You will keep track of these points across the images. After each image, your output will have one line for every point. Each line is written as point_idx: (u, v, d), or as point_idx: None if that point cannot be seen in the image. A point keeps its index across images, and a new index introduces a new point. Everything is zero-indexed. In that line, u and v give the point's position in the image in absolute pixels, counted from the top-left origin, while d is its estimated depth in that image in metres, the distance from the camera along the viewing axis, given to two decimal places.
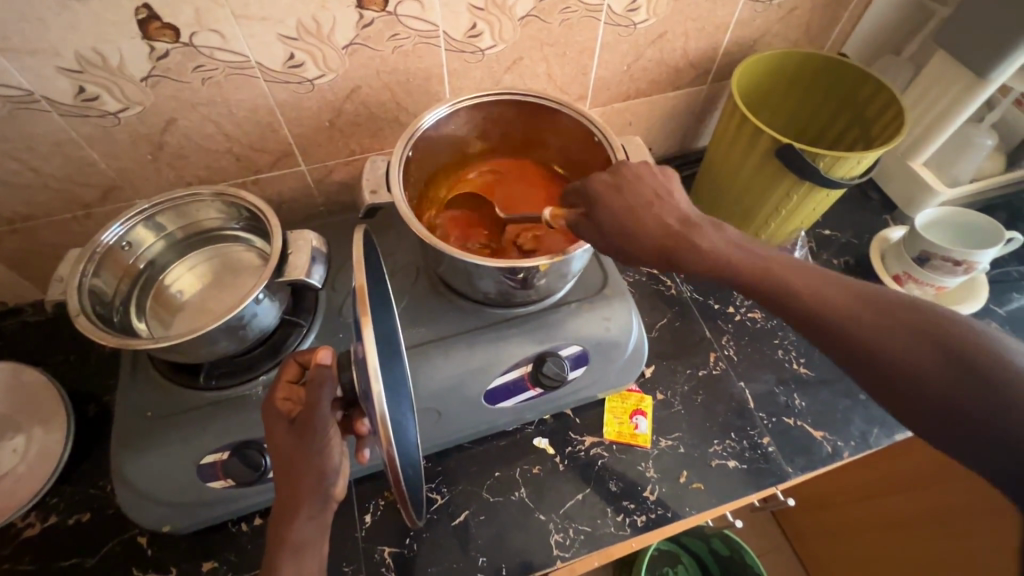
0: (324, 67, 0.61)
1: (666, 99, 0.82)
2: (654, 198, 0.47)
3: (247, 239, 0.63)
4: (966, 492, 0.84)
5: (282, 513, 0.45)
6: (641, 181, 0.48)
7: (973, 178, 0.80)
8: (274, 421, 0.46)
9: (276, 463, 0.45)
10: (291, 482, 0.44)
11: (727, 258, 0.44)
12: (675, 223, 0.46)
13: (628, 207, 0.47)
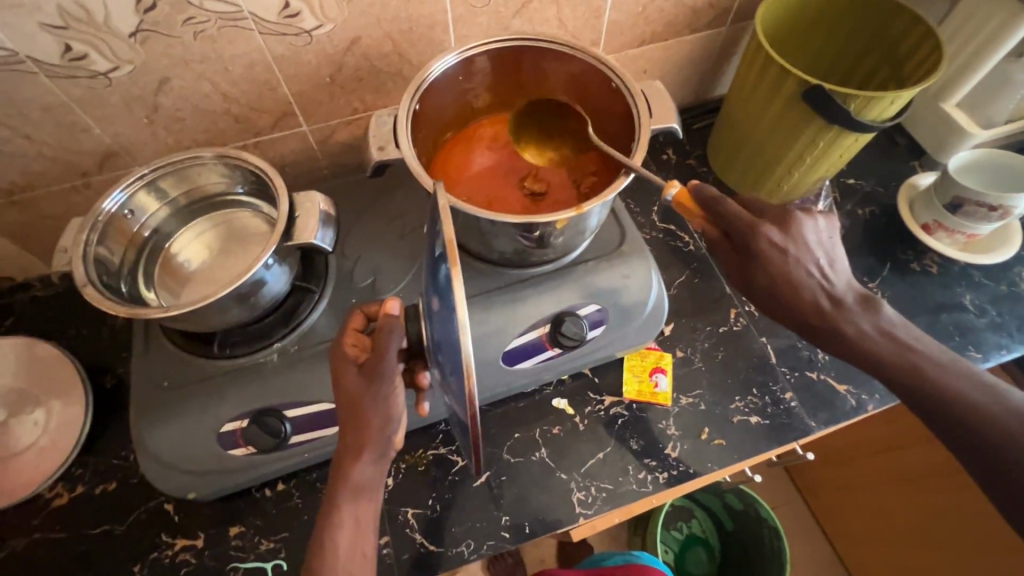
0: (322, 17, 0.58)
1: (683, 43, 0.78)
2: (812, 268, 0.47)
3: (253, 204, 0.61)
4: None
5: (350, 454, 0.46)
6: (807, 245, 0.46)
7: (1009, 118, 0.76)
8: (344, 365, 0.47)
9: (341, 405, 0.46)
10: (358, 424, 0.46)
11: (875, 352, 0.46)
12: (827, 302, 0.47)
13: (783, 270, 0.46)
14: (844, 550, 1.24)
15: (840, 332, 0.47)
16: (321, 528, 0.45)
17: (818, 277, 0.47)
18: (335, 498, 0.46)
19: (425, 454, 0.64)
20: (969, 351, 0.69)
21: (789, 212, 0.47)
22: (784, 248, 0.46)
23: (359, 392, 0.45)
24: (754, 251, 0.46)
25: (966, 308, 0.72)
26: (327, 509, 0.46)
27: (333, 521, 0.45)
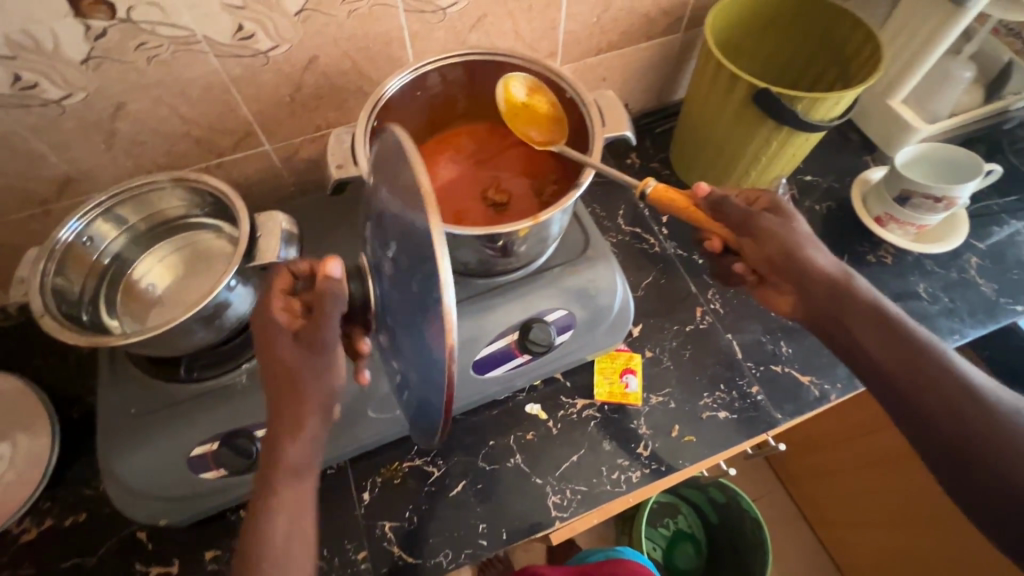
0: (277, 38, 0.58)
1: (639, 50, 0.80)
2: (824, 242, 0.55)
3: (215, 225, 0.61)
4: None
5: (290, 424, 0.46)
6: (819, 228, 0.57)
7: (952, 113, 0.79)
8: (274, 333, 0.46)
9: (275, 377, 0.46)
10: (295, 399, 0.46)
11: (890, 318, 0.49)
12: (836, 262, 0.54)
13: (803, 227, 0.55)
14: (826, 536, 1.27)
15: (857, 296, 0.51)
16: (261, 502, 0.45)
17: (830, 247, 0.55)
18: (274, 471, 0.46)
19: (401, 466, 0.64)
20: None
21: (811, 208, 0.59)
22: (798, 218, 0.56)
23: (295, 362, 0.46)
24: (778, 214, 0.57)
25: (920, 296, 0.74)
26: (268, 485, 0.46)
27: (273, 495, 0.46)
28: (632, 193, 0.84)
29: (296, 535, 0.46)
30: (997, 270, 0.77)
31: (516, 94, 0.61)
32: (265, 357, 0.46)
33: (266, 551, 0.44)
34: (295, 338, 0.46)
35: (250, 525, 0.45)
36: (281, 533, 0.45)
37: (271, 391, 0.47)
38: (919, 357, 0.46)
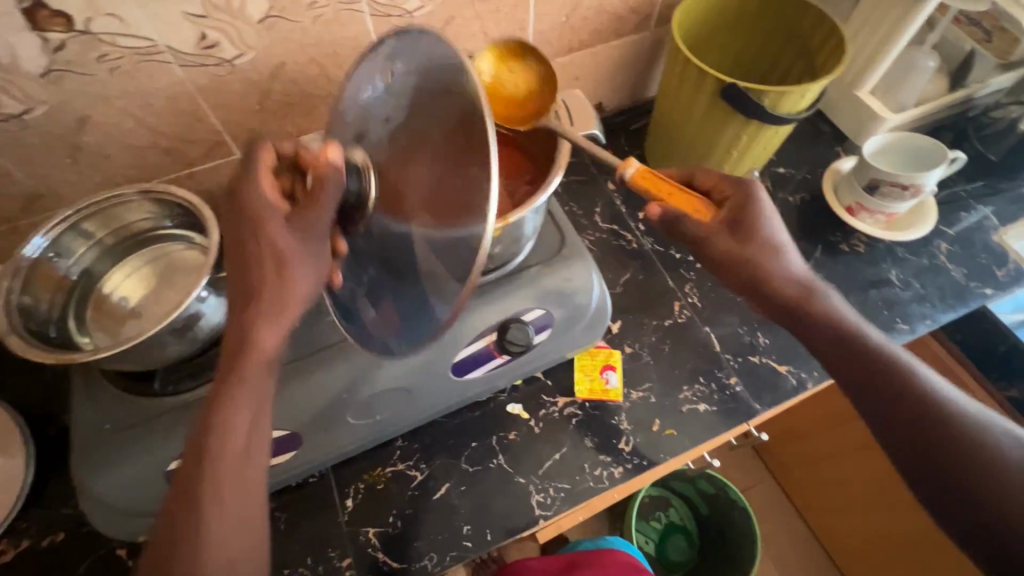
0: (242, 46, 0.58)
1: (610, 48, 0.80)
2: (782, 252, 0.52)
3: (185, 236, 0.60)
4: None
5: (271, 304, 0.44)
6: (779, 229, 0.53)
7: (918, 102, 0.80)
8: (265, 211, 0.44)
9: (257, 254, 0.44)
10: (276, 281, 0.44)
11: (862, 343, 0.48)
12: (793, 277, 0.51)
13: (758, 238, 0.52)
14: (814, 522, 1.28)
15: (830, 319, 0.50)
16: (224, 395, 0.43)
17: (788, 257, 0.52)
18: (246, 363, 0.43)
19: (384, 471, 0.64)
20: (896, 323, 0.73)
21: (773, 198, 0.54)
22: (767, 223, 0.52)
23: (286, 247, 0.44)
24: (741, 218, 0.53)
25: (893, 282, 0.76)
26: (235, 376, 0.43)
27: (236, 392, 0.43)
28: (609, 190, 0.85)
29: (254, 442, 0.43)
30: (966, 255, 0.78)
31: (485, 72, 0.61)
32: (251, 233, 0.44)
33: (219, 454, 0.41)
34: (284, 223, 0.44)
35: (208, 421, 0.42)
36: (239, 437, 0.42)
37: (251, 270, 0.44)
38: (891, 387, 0.45)
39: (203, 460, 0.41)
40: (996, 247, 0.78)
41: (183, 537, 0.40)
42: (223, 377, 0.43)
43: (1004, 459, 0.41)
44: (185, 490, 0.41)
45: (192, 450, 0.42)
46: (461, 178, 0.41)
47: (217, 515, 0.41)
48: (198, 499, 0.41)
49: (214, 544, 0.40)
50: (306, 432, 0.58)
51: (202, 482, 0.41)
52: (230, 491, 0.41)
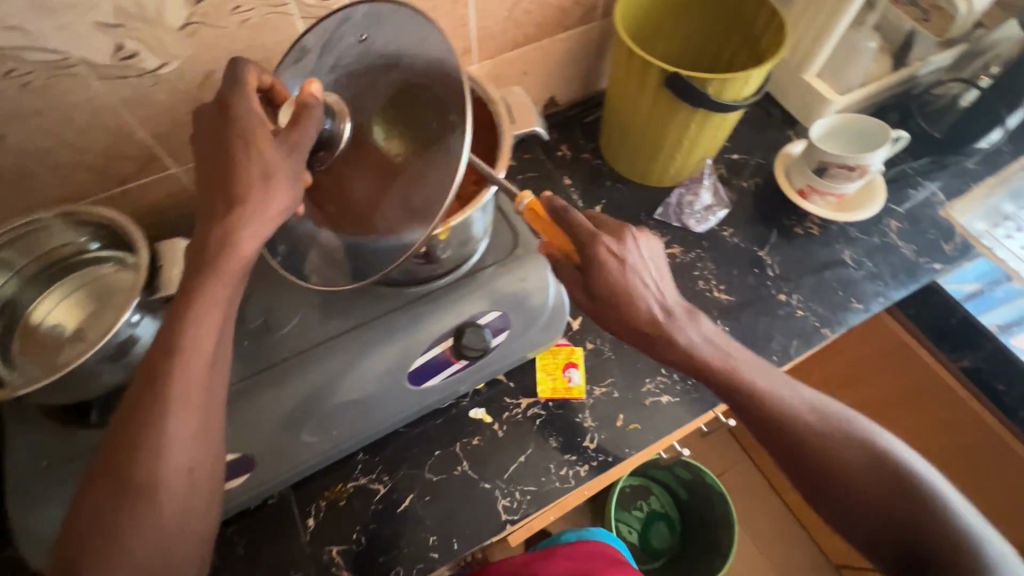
0: (164, 55, 0.55)
1: (557, 41, 0.79)
2: (644, 287, 0.48)
3: (115, 256, 0.57)
4: (899, 383, 0.88)
5: (232, 233, 0.41)
6: (639, 260, 0.48)
7: (863, 82, 0.81)
8: (254, 125, 0.42)
9: (241, 162, 0.41)
10: (260, 192, 0.41)
11: (744, 386, 0.49)
12: (659, 314, 0.49)
13: (619, 277, 0.48)
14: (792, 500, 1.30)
15: (715, 366, 0.49)
16: (179, 328, 0.42)
17: (651, 291, 0.49)
18: (202, 292, 0.42)
19: (346, 487, 0.62)
20: (851, 303, 0.74)
21: (624, 224, 0.49)
22: (626, 263, 0.48)
23: (269, 168, 0.42)
24: (593, 259, 0.48)
25: (846, 263, 0.77)
26: (190, 308, 0.42)
27: (193, 326, 0.42)
28: (565, 185, 0.84)
29: (208, 382, 0.43)
30: (915, 231, 0.80)
31: None
32: (232, 148, 0.42)
33: (175, 394, 0.41)
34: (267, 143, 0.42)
35: (163, 358, 0.41)
36: (192, 376, 0.42)
37: (236, 181, 0.41)
38: (774, 417, 0.48)
39: (157, 398, 0.41)
40: (944, 223, 0.80)
41: (138, 473, 0.40)
42: (177, 308, 0.42)
43: (872, 465, 0.46)
44: (137, 426, 0.41)
45: (146, 385, 0.41)
46: (441, 129, 0.46)
47: (172, 455, 0.41)
48: (152, 435, 0.41)
49: (170, 482, 0.41)
50: (260, 454, 0.56)
51: (156, 420, 0.41)
52: (183, 431, 0.42)
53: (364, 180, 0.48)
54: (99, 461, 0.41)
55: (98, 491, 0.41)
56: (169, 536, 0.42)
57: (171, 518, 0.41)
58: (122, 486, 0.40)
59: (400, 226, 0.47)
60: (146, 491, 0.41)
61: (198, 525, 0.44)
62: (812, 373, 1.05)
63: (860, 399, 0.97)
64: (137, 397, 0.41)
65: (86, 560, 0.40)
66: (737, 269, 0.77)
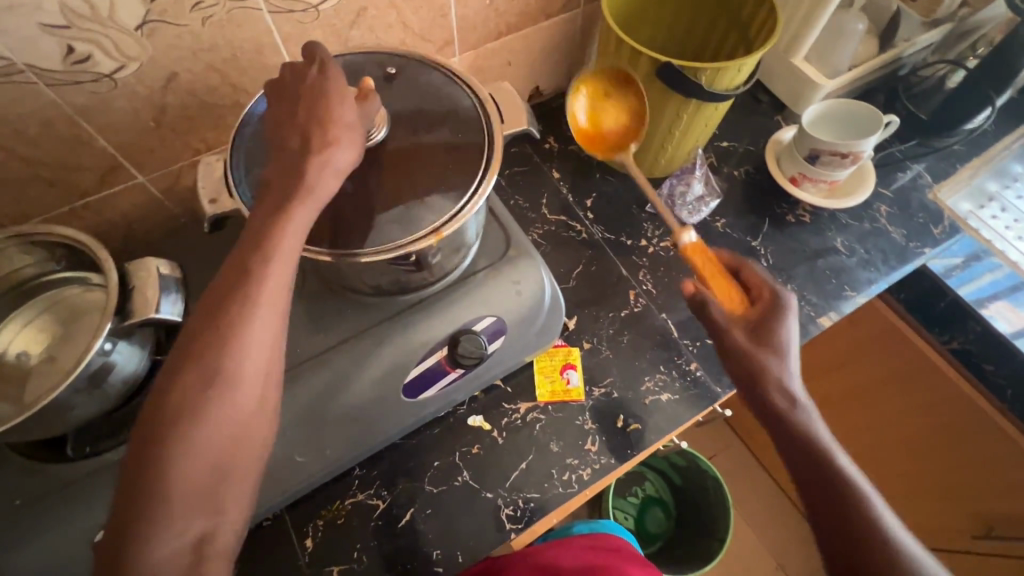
0: (121, 58, 0.50)
1: (541, 29, 0.76)
2: (774, 367, 0.47)
3: (78, 278, 0.53)
4: (893, 362, 0.89)
5: (318, 168, 0.40)
6: (782, 343, 0.48)
7: (851, 66, 0.80)
8: (339, 91, 0.43)
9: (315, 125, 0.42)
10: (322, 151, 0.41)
11: (858, 497, 0.43)
12: (780, 394, 0.47)
13: (755, 354, 0.48)
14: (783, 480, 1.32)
15: (832, 463, 0.44)
16: (270, 229, 0.39)
17: (781, 372, 0.47)
18: (294, 200, 0.40)
19: (343, 504, 0.60)
20: (845, 292, 0.74)
21: (774, 303, 0.51)
22: (790, 348, 0.48)
23: (353, 124, 0.43)
24: (762, 327, 0.49)
25: (839, 250, 0.77)
26: (276, 219, 0.39)
27: (285, 229, 0.39)
28: (554, 179, 0.82)
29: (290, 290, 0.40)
30: (904, 215, 0.80)
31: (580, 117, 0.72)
32: (312, 109, 0.42)
33: (265, 294, 0.38)
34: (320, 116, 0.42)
35: (253, 256, 0.39)
36: (282, 279, 0.39)
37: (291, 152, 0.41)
38: (856, 535, 0.42)
39: (247, 295, 0.38)
40: (932, 206, 0.80)
41: (224, 367, 0.37)
42: (261, 215, 0.40)
43: None
44: (225, 320, 0.37)
45: (233, 281, 0.38)
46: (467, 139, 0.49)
47: (254, 356, 0.38)
48: (239, 332, 0.37)
49: (249, 383, 0.38)
50: None
51: (241, 317, 0.38)
52: (267, 333, 0.39)
53: (376, 180, 0.48)
54: (178, 354, 0.37)
55: (177, 383, 0.36)
56: (236, 444, 0.37)
57: (241, 422, 0.38)
58: (205, 377, 0.36)
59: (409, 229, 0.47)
60: (229, 386, 0.37)
61: (261, 440, 0.39)
62: (812, 353, 1.06)
63: (853, 379, 0.99)
64: (224, 293, 0.38)
65: (159, 450, 0.35)
66: None
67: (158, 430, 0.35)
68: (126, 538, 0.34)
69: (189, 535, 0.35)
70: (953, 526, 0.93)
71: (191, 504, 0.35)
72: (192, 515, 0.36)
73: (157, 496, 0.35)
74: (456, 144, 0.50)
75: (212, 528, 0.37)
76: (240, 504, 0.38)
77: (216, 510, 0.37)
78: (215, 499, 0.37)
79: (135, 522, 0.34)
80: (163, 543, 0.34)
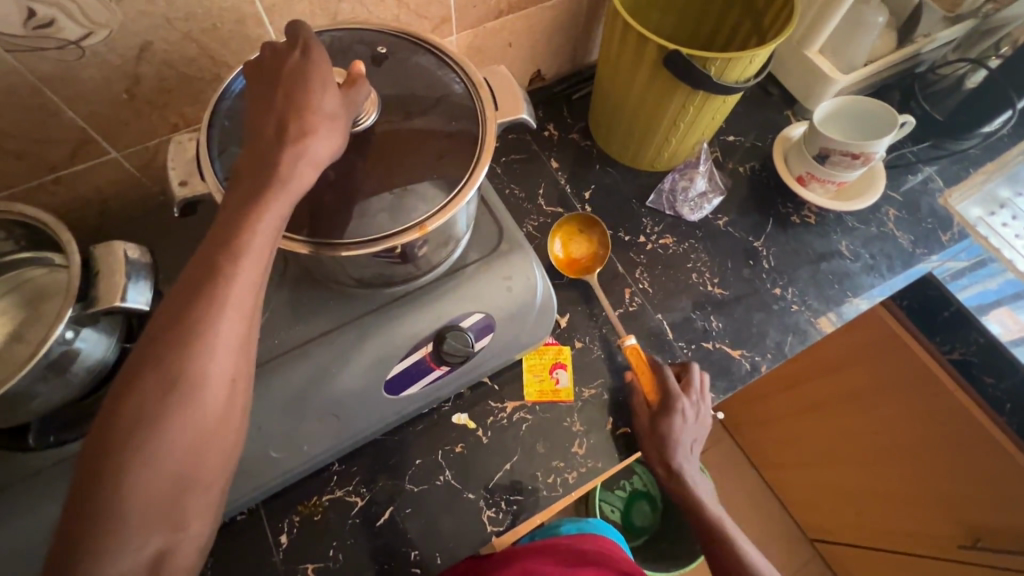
0: (88, 23, 0.47)
1: (545, 9, 0.72)
2: (660, 454, 0.60)
3: (38, 257, 0.51)
4: (892, 368, 0.87)
5: (293, 162, 0.37)
6: (670, 434, 0.60)
7: (867, 61, 0.77)
8: (323, 75, 0.40)
9: (292, 105, 0.38)
10: (298, 133, 0.37)
11: (719, 539, 0.60)
12: (664, 469, 0.61)
13: (648, 440, 0.61)
14: (771, 479, 1.31)
15: (713, 524, 0.60)
16: (242, 219, 0.36)
17: (663, 458, 0.60)
18: (268, 191, 0.36)
19: (321, 500, 0.59)
20: (847, 298, 0.72)
21: (669, 402, 0.60)
22: (675, 441, 0.60)
23: (333, 110, 0.39)
24: (660, 428, 0.60)
25: (843, 254, 0.74)
26: (256, 206, 0.36)
27: (258, 223, 0.36)
28: (552, 169, 0.79)
29: (262, 289, 0.37)
30: (912, 220, 0.78)
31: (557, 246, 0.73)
32: (292, 89, 0.39)
33: (234, 293, 0.35)
34: (296, 98, 0.38)
35: (222, 253, 0.35)
36: (251, 280, 0.36)
37: (264, 133, 0.38)
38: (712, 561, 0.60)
39: (214, 295, 0.34)
40: (941, 211, 0.78)
41: (186, 371, 0.33)
42: (236, 203, 0.36)
43: None
44: (188, 321, 0.34)
45: (199, 278, 0.34)
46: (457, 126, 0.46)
47: (219, 362, 0.34)
48: (203, 334, 0.34)
49: (213, 391, 0.34)
50: None
51: (204, 319, 0.34)
52: (233, 337, 0.35)
53: (359, 167, 0.45)
54: (136, 357, 0.34)
55: (133, 389, 0.33)
56: (198, 456, 0.34)
57: (204, 433, 0.34)
58: (164, 384, 0.33)
59: (393, 222, 0.44)
60: (190, 395, 0.33)
61: (227, 452, 0.36)
62: (808, 354, 1.04)
63: (850, 382, 0.97)
64: (188, 291, 0.34)
65: (112, 461, 0.32)
66: (732, 261, 0.74)
67: (111, 440, 0.32)
68: (74, 555, 0.31)
69: (144, 553, 0.32)
70: (943, 537, 0.91)
71: (149, 518, 0.32)
72: (151, 530, 0.32)
73: (110, 510, 0.31)
74: (446, 132, 0.47)
75: (172, 545, 0.34)
76: (205, 519, 0.35)
77: (177, 527, 0.34)
78: (176, 514, 0.33)
79: (83, 540, 0.31)
80: (116, 563, 0.31)
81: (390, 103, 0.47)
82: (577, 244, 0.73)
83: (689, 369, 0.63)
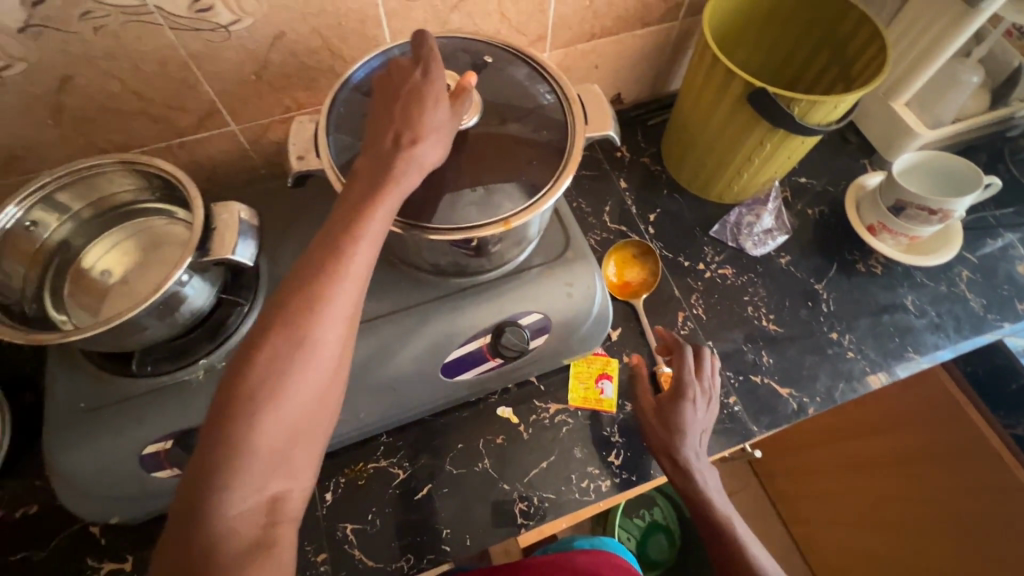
0: (238, 12, 0.53)
1: (634, 37, 0.75)
2: (667, 441, 0.59)
3: (166, 210, 0.57)
4: (954, 438, 0.84)
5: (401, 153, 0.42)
6: (681, 420, 0.59)
7: (955, 119, 0.76)
8: (437, 79, 0.44)
9: (408, 102, 0.43)
10: (415, 127, 0.42)
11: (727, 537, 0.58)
12: (669, 461, 0.59)
13: (657, 429, 0.60)
14: (798, 536, 1.25)
15: (721, 523, 0.58)
16: (365, 206, 0.40)
17: (671, 446, 0.59)
18: (387, 185, 0.41)
19: (366, 467, 0.63)
20: (907, 353, 0.70)
21: (681, 388, 0.61)
22: (685, 429, 0.59)
23: (443, 108, 0.44)
24: (670, 410, 0.60)
25: (908, 309, 0.73)
26: (382, 194, 0.41)
27: (375, 211, 0.40)
28: (620, 188, 0.81)
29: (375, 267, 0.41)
30: (986, 285, 0.75)
31: (611, 269, 0.75)
32: (412, 87, 0.43)
33: (353, 270, 0.39)
34: (416, 95, 0.43)
35: (344, 234, 0.40)
36: (366, 260, 0.40)
37: (384, 126, 0.43)
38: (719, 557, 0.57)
39: (337, 269, 0.39)
40: (1020, 279, 0.76)
41: (309, 334, 0.37)
42: (360, 188, 0.41)
43: None
44: (316, 290, 0.38)
45: (323, 255, 0.39)
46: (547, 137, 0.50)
47: (334, 329, 0.38)
48: (326, 303, 0.38)
49: (327, 354, 0.38)
50: None
51: (332, 288, 0.38)
52: (346, 308, 0.39)
53: (456, 163, 0.49)
54: (265, 317, 0.38)
55: (263, 346, 0.37)
56: (311, 410, 0.38)
57: (318, 390, 0.38)
58: (292, 344, 0.37)
59: (476, 217, 0.47)
60: (310, 355, 0.37)
61: (331, 411, 0.40)
62: (862, 410, 1.01)
63: (904, 447, 0.94)
64: (315, 266, 0.39)
65: (241, 407, 0.36)
66: (790, 301, 0.74)
67: (241, 387, 0.36)
68: (208, 487, 0.34)
69: (263, 494, 0.36)
70: None
71: (267, 463, 0.36)
72: (267, 474, 0.36)
73: (239, 450, 0.35)
74: (536, 140, 0.50)
75: (285, 490, 0.37)
76: (309, 471, 0.39)
77: (290, 475, 0.38)
78: (285, 463, 0.37)
79: (215, 474, 0.35)
80: (239, 500, 0.35)
81: (488, 108, 0.51)
82: (630, 271, 0.75)
83: (702, 356, 0.64)
